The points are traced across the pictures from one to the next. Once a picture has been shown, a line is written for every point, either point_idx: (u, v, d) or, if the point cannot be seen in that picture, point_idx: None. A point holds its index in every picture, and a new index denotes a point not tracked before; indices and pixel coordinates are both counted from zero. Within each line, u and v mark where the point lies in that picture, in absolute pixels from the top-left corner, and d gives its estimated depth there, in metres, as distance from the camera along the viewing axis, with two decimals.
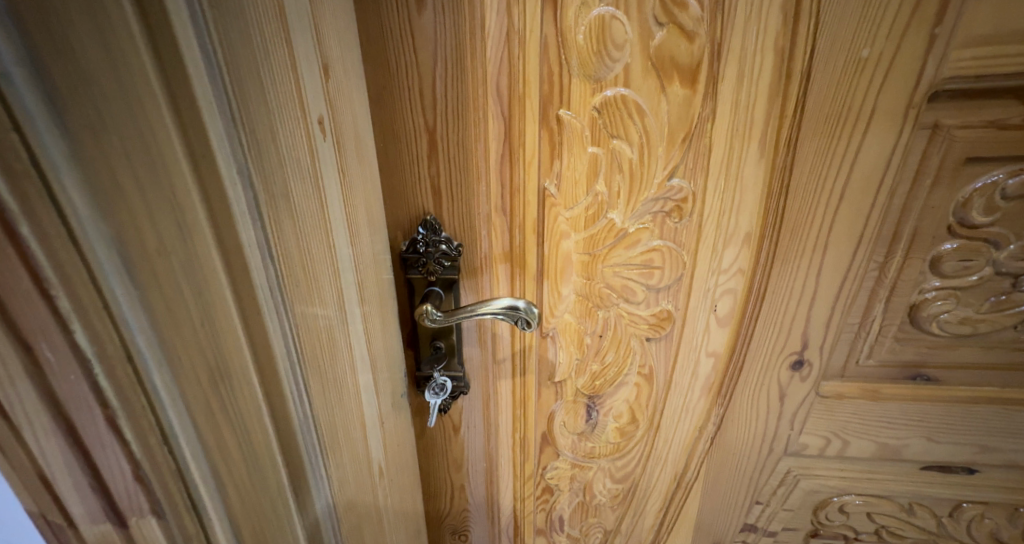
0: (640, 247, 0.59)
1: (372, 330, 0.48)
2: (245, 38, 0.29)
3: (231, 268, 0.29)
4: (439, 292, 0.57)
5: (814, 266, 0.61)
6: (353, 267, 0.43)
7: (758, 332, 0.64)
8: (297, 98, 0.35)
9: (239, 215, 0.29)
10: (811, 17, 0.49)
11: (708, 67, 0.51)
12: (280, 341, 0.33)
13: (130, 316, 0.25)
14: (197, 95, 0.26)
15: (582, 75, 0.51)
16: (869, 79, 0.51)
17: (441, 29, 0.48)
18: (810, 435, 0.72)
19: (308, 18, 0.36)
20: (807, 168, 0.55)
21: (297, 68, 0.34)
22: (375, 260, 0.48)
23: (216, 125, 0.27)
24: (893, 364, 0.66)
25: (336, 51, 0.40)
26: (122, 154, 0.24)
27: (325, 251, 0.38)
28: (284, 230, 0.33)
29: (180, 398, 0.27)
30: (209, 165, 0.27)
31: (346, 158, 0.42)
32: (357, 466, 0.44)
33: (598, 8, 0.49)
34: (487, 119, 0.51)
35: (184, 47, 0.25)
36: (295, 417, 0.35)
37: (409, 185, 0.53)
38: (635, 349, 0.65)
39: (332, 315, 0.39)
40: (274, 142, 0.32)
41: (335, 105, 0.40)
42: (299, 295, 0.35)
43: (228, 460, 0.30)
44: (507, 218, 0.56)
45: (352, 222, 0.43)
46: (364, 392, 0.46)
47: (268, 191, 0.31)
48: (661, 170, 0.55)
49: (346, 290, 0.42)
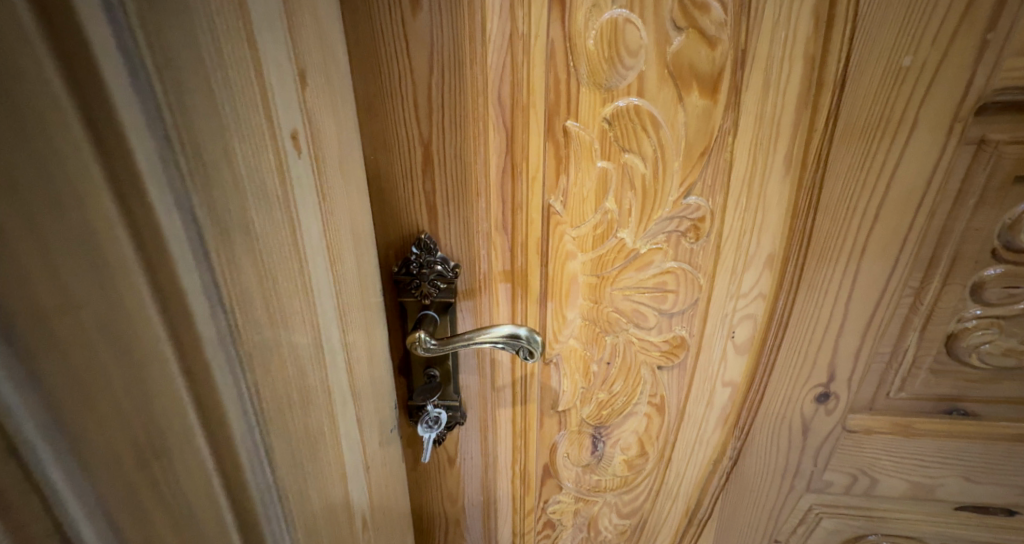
0: (652, 269, 0.54)
1: (357, 362, 0.44)
2: (192, 43, 0.25)
3: (170, 315, 0.25)
4: (434, 316, 0.53)
5: (844, 292, 0.56)
6: (334, 296, 0.39)
7: (780, 361, 0.59)
8: (262, 110, 0.31)
9: (178, 253, 0.25)
10: (846, 22, 0.44)
11: (731, 75, 0.46)
12: (234, 396, 0.28)
13: (8, 388, 0.20)
14: (121, 113, 0.22)
15: (592, 84, 0.47)
16: (912, 89, 0.46)
17: (437, 32, 0.44)
18: (835, 472, 0.66)
19: (278, 19, 0.32)
20: (839, 187, 0.51)
21: (263, 76, 0.31)
22: (362, 285, 0.44)
23: (146, 147, 0.23)
24: (926, 397, 0.62)
25: (314, 57, 0.36)
26: (9, 191, 0.20)
27: (296, 282, 0.34)
28: (240, 267, 0.29)
29: (77, 467, 0.22)
30: (138, 196, 0.23)
31: (326, 174, 0.38)
32: (334, 515, 0.40)
33: (610, 11, 0.44)
34: (488, 131, 0.47)
35: (101, 56, 0.21)
36: (253, 484, 0.30)
37: (401, 203, 0.49)
38: (646, 378, 0.60)
39: (304, 350, 0.35)
40: (228, 165, 0.28)
41: (314, 117, 0.36)
42: (263, 334, 0.31)
43: (153, 537, 0.25)
44: (509, 237, 0.52)
45: (332, 246, 0.39)
46: (343, 433, 0.41)
47: (217, 223, 0.27)
48: (677, 187, 0.51)
49: (324, 322, 0.38)
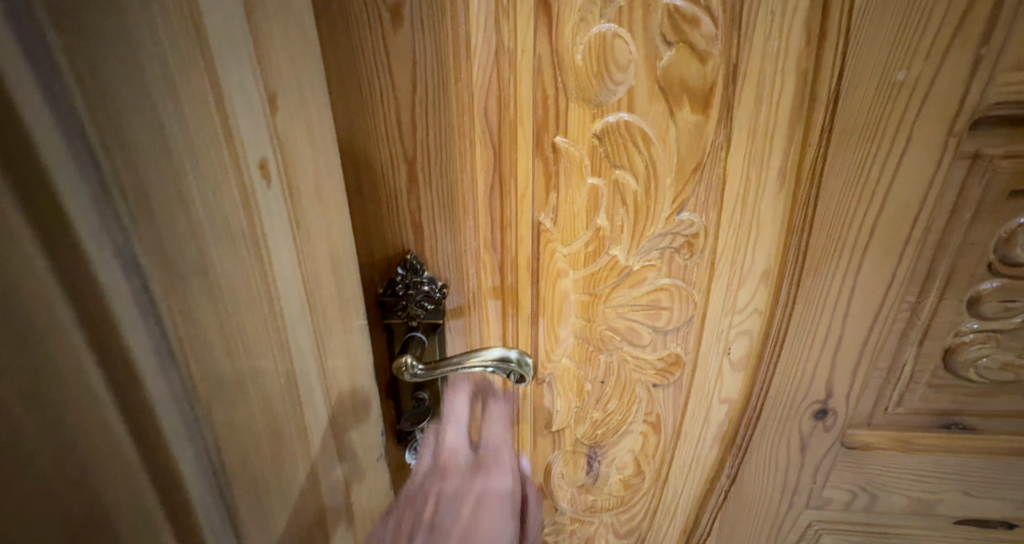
0: (646, 286, 0.53)
1: (336, 381, 0.44)
2: (138, 86, 0.27)
3: (98, 336, 0.28)
4: (421, 337, 0.51)
5: (841, 308, 0.55)
6: (309, 320, 0.40)
7: (777, 379, 0.58)
8: (226, 146, 0.31)
9: (111, 285, 0.27)
10: (839, 37, 0.43)
11: (722, 90, 0.45)
12: (172, 409, 0.31)
13: None
14: (46, 161, 0.24)
15: (580, 100, 0.46)
16: (906, 105, 0.45)
17: (420, 46, 0.42)
18: (833, 489, 0.65)
19: (245, 48, 0.32)
20: (835, 202, 0.50)
21: (226, 110, 0.31)
22: (344, 309, 0.44)
23: (78, 193, 0.26)
24: (924, 411, 0.61)
25: (287, 79, 0.36)
26: None
27: (264, 308, 0.36)
28: (191, 297, 0.31)
29: None
30: (68, 237, 0.26)
31: (302, 200, 0.38)
32: (297, 517, 0.43)
33: (598, 26, 0.43)
34: (474, 147, 0.46)
35: (27, 112, 0.23)
36: (194, 490, 0.33)
37: (387, 222, 0.47)
38: (641, 397, 0.59)
39: (267, 372, 0.37)
40: (179, 204, 0.29)
41: (286, 144, 0.36)
42: (213, 358, 0.33)
43: None
44: (498, 256, 0.50)
45: (307, 270, 0.39)
46: (314, 445, 0.43)
47: (164, 260, 0.29)
48: (670, 203, 0.50)
49: (296, 344, 0.39)
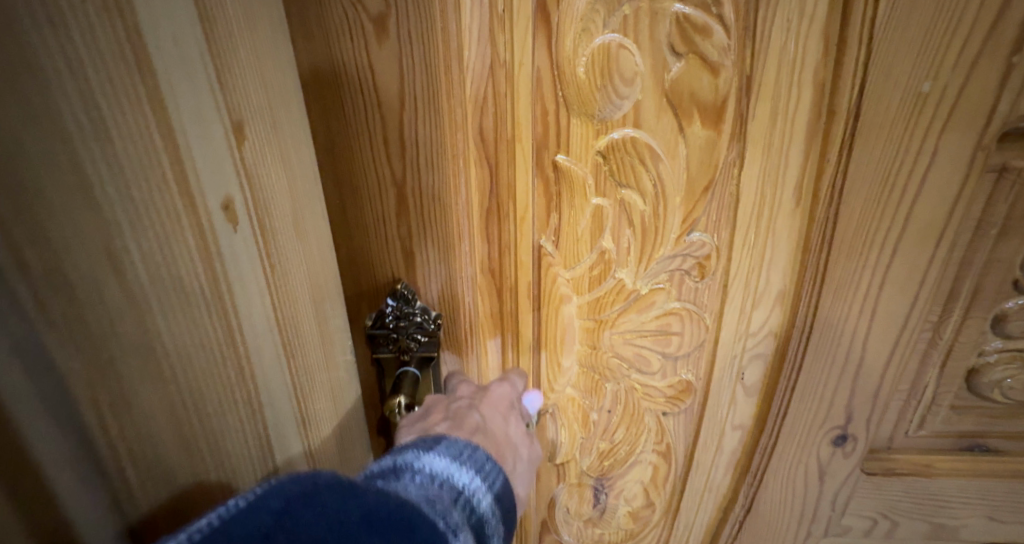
0: (654, 310, 0.50)
1: (319, 421, 0.44)
2: (63, 141, 0.26)
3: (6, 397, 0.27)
4: (415, 372, 0.48)
5: (861, 330, 0.51)
6: (285, 362, 0.40)
7: (795, 405, 0.55)
8: (167, 187, 0.30)
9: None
10: (860, 46, 0.40)
11: (736, 104, 0.42)
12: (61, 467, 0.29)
13: None
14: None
15: (582, 115, 0.42)
16: (931, 118, 0.42)
17: (407, 61, 0.38)
18: (853, 516, 0.62)
19: (203, 81, 0.32)
20: (855, 219, 0.46)
21: (176, 147, 0.31)
22: (324, 337, 0.44)
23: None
24: (947, 434, 0.58)
25: (255, 103, 0.36)
26: None
27: (223, 357, 0.35)
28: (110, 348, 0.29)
29: None
30: None
31: (273, 234, 0.38)
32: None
33: (601, 36, 0.40)
34: (468, 167, 0.42)
35: None
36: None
37: (374, 250, 0.44)
38: (650, 426, 0.56)
39: (230, 425, 0.36)
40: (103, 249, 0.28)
41: (255, 179, 0.36)
42: (155, 424, 0.32)
43: None
44: (496, 281, 0.47)
45: (285, 309, 0.39)
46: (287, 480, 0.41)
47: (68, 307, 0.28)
48: (679, 224, 0.47)
49: (269, 391, 0.39)
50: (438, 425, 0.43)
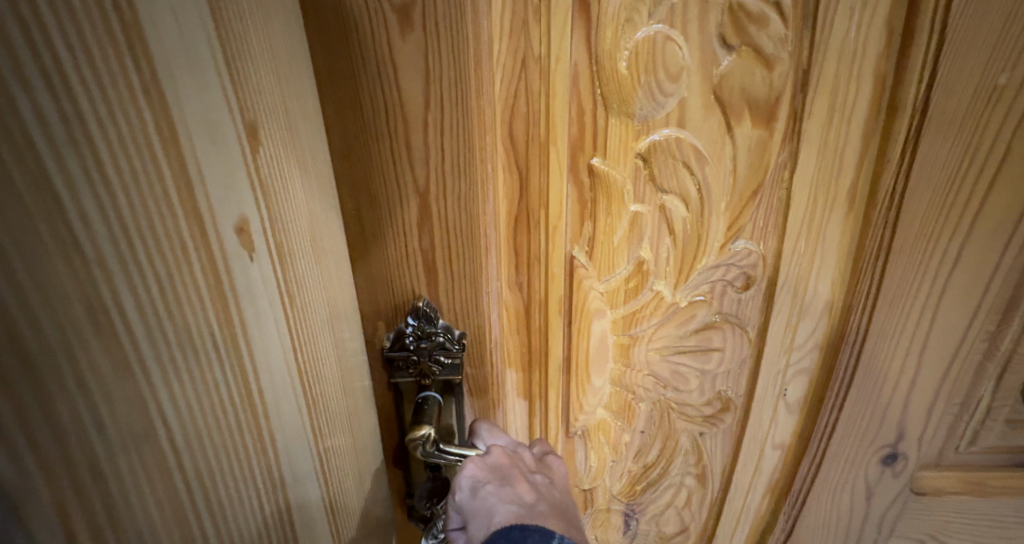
0: (694, 323, 0.46)
1: (341, 470, 0.39)
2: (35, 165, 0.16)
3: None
4: (436, 398, 0.44)
5: (916, 343, 0.48)
6: (305, 418, 0.33)
7: (842, 422, 0.51)
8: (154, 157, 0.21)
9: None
10: (931, 36, 0.36)
11: (790, 101, 0.38)
12: None
13: None
14: None
15: (622, 115, 0.38)
16: (1002, 117, 0.39)
17: (434, 56, 0.34)
18: (899, 537, 0.59)
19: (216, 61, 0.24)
20: (916, 225, 0.43)
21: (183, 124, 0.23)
22: (343, 367, 0.39)
23: None
24: (1002, 450, 0.55)
25: (269, 102, 0.29)
26: None
27: (243, 427, 0.26)
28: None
29: None
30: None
31: (295, 260, 0.32)
32: None
33: (646, 27, 0.36)
34: (497, 173, 0.38)
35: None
36: None
37: (393, 266, 0.40)
38: (685, 446, 0.52)
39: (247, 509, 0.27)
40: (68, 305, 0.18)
41: (270, 194, 0.29)
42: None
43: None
44: (525, 295, 0.43)
45: (305, 341, 0.33)
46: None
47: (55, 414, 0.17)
48: (723, 232, 0.43)
49: (290, 453, 0.31)
50: (498, 502, 0.41)
